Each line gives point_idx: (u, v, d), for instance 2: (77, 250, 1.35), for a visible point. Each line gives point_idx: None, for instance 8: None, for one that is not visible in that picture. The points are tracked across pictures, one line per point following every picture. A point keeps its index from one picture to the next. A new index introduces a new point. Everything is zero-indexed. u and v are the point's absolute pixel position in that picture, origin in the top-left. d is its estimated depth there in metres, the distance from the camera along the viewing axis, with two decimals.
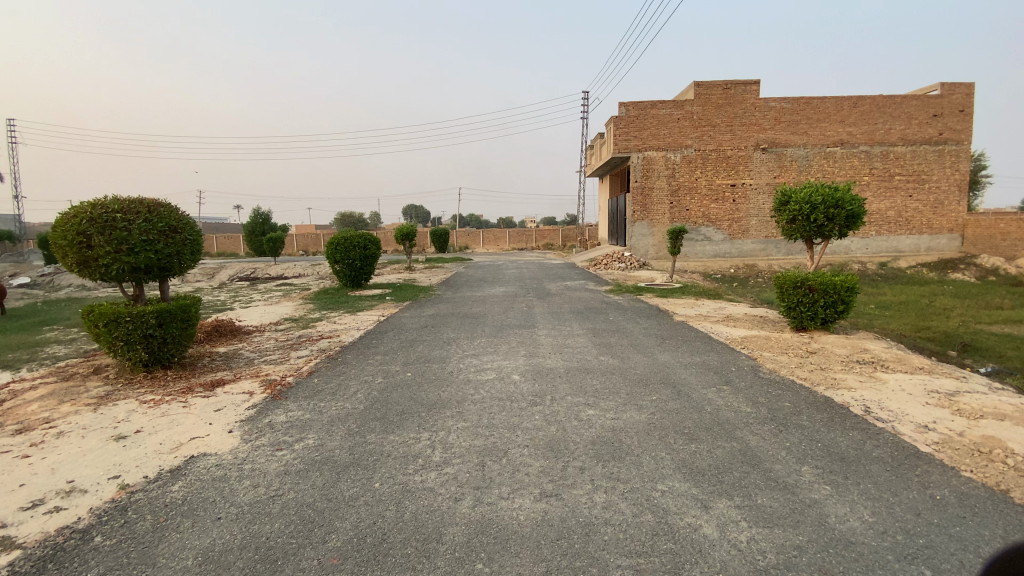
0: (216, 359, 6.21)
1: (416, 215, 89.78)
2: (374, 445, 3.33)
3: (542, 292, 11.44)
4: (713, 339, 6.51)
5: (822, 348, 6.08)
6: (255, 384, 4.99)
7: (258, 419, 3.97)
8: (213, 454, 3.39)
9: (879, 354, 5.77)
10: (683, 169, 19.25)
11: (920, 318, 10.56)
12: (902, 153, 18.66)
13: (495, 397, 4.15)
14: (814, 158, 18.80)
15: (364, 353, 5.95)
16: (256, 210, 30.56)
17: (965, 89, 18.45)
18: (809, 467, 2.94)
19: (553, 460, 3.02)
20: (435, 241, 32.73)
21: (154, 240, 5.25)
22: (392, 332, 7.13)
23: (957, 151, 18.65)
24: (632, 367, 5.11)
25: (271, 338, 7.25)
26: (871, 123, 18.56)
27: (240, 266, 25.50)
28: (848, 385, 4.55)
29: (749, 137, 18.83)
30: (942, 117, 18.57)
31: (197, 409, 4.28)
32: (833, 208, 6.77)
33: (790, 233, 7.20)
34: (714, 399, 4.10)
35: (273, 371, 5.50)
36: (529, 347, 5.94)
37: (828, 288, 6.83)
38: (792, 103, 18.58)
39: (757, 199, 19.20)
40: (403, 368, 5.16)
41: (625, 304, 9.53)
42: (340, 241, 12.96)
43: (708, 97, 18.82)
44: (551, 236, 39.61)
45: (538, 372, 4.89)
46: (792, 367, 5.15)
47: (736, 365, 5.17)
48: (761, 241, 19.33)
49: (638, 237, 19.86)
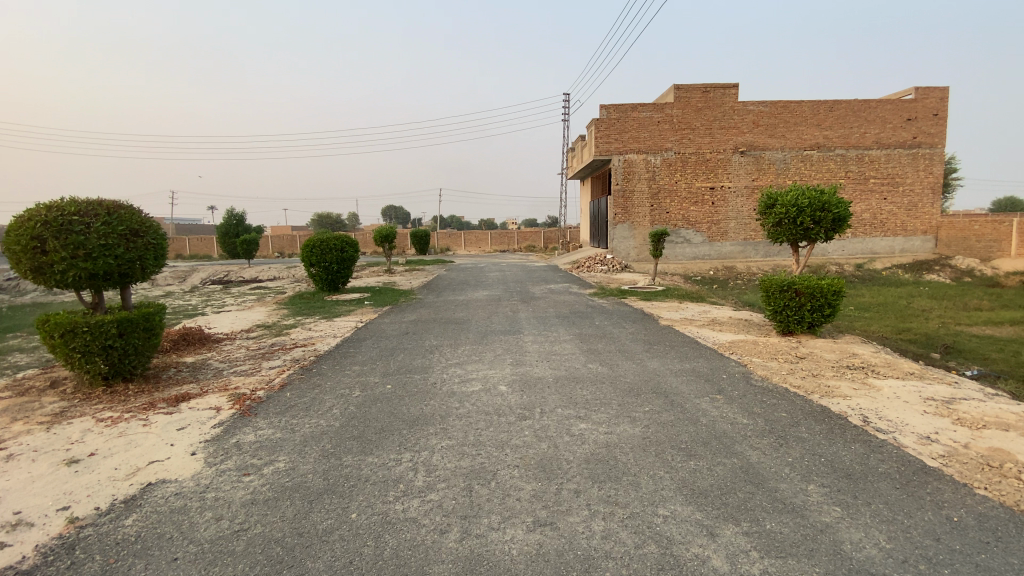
0: (182, 370, 5.83)
1: (396, 216, 89.15)
2: (350, 468, 3.07)
3: (526, 295, 11.26)
4: (702, 344, 6.39)
5: (811, 352, 6.01)
6: (223, 399, 4.66)
7: (225, 439, 3.66)
8: (174, 480, 3.05)
9: (868, 358, 5.72)
10: (664, 171, 19.28)
11: (899, 320, 10.67)
12: (877, 157, 19.02)
13: (480, 411, 3.92)
14: (792, 161, 19.03)
15: (341, 363, 5.65)
16: (230, 210, 29.85)
17: (938, 93, 18.89)
18: (815, 485, 2.80)
19: (545, 483, 2.81)
20: (415, 242, 32.32)
21: (114, 245, 4.87)
22: (371, 340, 6.83)
23: (930, 154, 19.08)
24: (622, 375, 4.93)
25: (242, 347, 6.87)
26: (847, 127, 18.87)
27: (213, 269, 24.69)
28: (843, 393, 4.45)
29: (728, 141, 18.98)
30: (915, 121, 18.99)
31: (159, 428, 3.92)
32: (819, 211, 6.73)
33: (776, 236, 7.14)
34: (708, 409, 3.95)
35: (243, 384, 5.16)
36: (515, 355, 5.72)
37: (815, 292, 6.78)
38: (770, 106, 18.78)
39: (737, 202, 19.35)
40: (382, 380, 4.90)
41: (609, 308, 9.40)
42: (316, 243, 12.50)
43: (688, 100, 18.87)
44: (532, 238, 39.56)
45: (525, 382, 4.67)
46: (784, 374, 5.04)
47: (727, 373, 5.04)
48: (740, 243, 19.49)
49: (619, 240, 19.83)
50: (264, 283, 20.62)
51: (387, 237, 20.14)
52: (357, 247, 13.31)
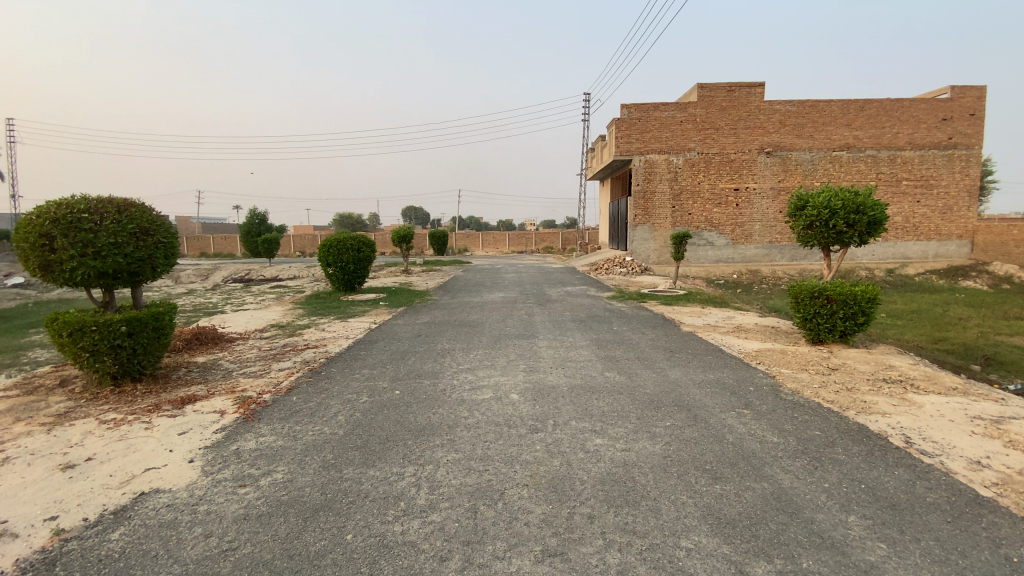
0: (192, 370, 5.77)
1: (415, 218, 90.08)
2: (350, 482, 2.90)
3: (542, 298, 11.04)
4: (725, 353, 6.08)
5: (843, 364, 5.65)
6: (228, 402, 4.54)
7: (224, 446, 3.52)
8: (168, 490, 2.92)
9: (906, 371, 5.34)
10: (686, 172, 18.84)
11: (935, 329, 10.14)
12: (910, 158, 18.29)
13: (490, 422, 3.72)
14: (820, 162, 18.42)
15: (350, 366, 5.51)
16: (253, 210, 30.33)
17: (975, 92, 18.08)
18: (856, 517, 2.53)
19: (557, 506, 2.59)
20: (433, 243, 32.37)
21: (124, 243, 4.81)
22: (382, 342, 6.68)
23: (967, 156, 18.28)
24: (641, 385, 4.67)
25: (254, 348, 6.80)
26: (878, 127, 18.20)
27: (235, 267, 25.00)
28: (880, 410, 4.12)
29: (754, 141, 18.47)
30: (951, 121, 18.21)
31: (160, 432, 3.81)
32: (853, 213, 6.36)
33: (806, 239, 6.79)
34: (734, 426, 3.69)
35: (251, 386, 5.04)
36: (529, 361, 5.50)
37: (848, 299, 6.41)
38: (798, 106, 18.22)
39: (762, 204, 18.81)
40: (391, 385, 4.73)
41: (629, 313, 9.12)
42: (332, 243, 12.45)
43: (712, 99, 18.41)
44: (550, 240, 39.33)
45: (538, 391, 4.45)
46: (816, 388, 4.71)
47: (754, 385, 4.74)
48: (765, 246, 18.94)
49: (639, 241, 19.45)
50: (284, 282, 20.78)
51: (405, 238, 20.10)
52: (373, 247, 13.25)
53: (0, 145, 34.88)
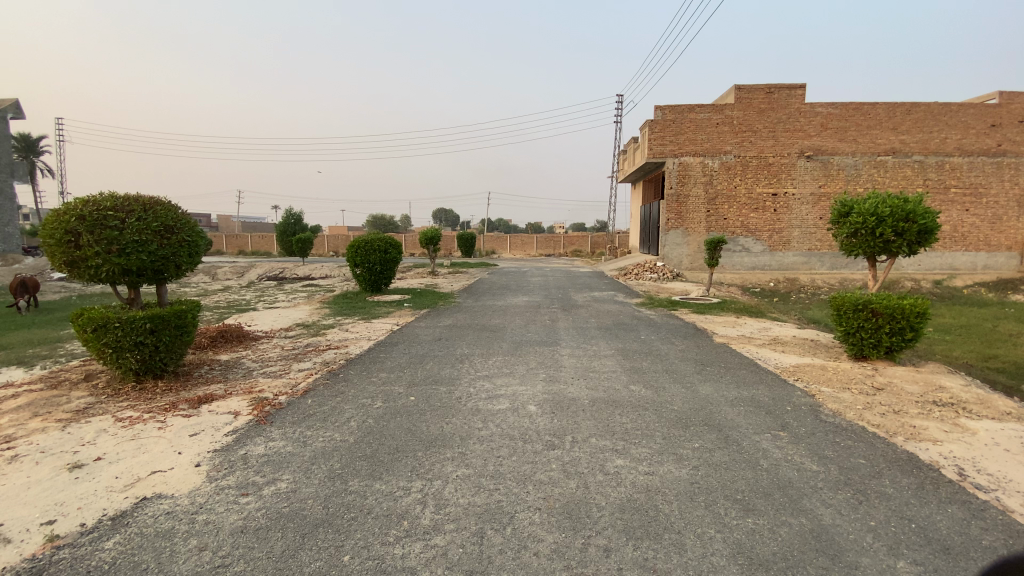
0: (214, 368, 5.80)
1: (445, 219, 91.02)
2: (353, 496, 2.76)
3: (568, 303, 10.81)
4: (760, 368, 5.72)
5: (889, 383, 5.22)
6: (243, 403, 4.48)
7: (232, 451, 3.45)
8: (170, 496, 2.86)
9: (959, 393, 4.89)
10: (722, 176, 18.27)
11: (985, 346, 9.44)
12: (958, 164, 17.24)
13: (506, 435, 3.54)
14: (863, 167, 17.58)
15: (368, 369, 5.41)
16: (289, 210, 31.03)
17: None
18: (908, 564, 2.22)
19: (569, 535, 2.39)
20: (462, 245, 32.50)
21: (148, 241, 4.86)
22: (403, 345, 6.58)
23: (1017, 164, 17.19)
24: (668, 401, 4.40)
25: (277, 347, 6.80)
26: (925, 131, 17.25)
27: (269, 266, 25.56)
28: (932, 436, 3.74)
29: (793, 144, 17.75)
30: (1000, 128, 17.12)
31: (172, 433, 3.77)
32: (903, 221, 5.91)
33: (850, 248, 6.38)
34: (771, 451, 3.40)
35: (268, 387, 4.99)
36: (550, 370, 5.28)
37: (896, 313, 5.96)
38: (841, 108, 17.45)
39: (801, 210, 18.07)
40: (406, 391, 4.59)
41: (657, 321, 8.80)
42: (361, 243, 12.51)
43: (750, 101, 17.80)
44: (579, 243, 38.97)
45: (557, 403, 4.23)
46: (860, 410, 4.34)
47: (792, 405, 4.39)
48: (803, 254, 18.19)
49: (671, 246, 18.97)
50: (315, 281, 21.11)
51: (433, 239, 20.15)
52: (401, 248, 13.27)
53: (57, 146, 36.83)
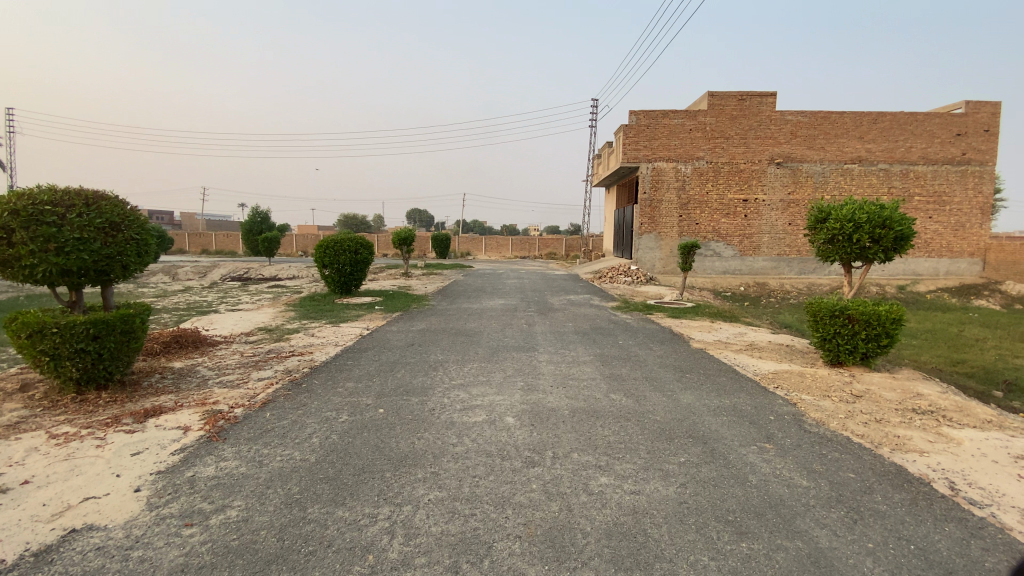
0: (166, 377, 5.38)
1: (418, 219, 90.37)
2: (313, 526, 2.48)
3: (544, 306, 10.65)
4: (740, 374, 5.64)
5: (867, 391, 5.19)
6: (195, 416, 4.12)
7: (178, 473, 3.11)
8: (103, 527, 2.52)
9: (936, 400, 4.89)
10: (694, 181, 18.47)
11: (952, 350, 9.66)
12: (923, 173, 17.86)
13: (482, 451, 3.30)
14: (831, 174, 18.00)
15: (334, 378, 5.09)
16: (256, 208, 30.04)
17: (990, 108, 17.69)
18: None
19: (553, 567, 2.17)
20: (436, 246, 32.11)
21: (91, 239, 4.45)
22: (372, 352, 6.26)
23: (980, 172, 17.86)
24: (650, 411, 4.24)
25: (236, 353, 6.39)
26: (891, 140, 17.79)
27: (234, 266, 24.65)
28: (917, 447, 3.67)
29: (763, 151, 18.07)
30: (965, 136, 17.78)
31: (111, 452, 3.40)
32: (879, 228, 5.94)
33: (827, 254, 6.39)
34: (758, 465, 3.26)
35: (224, 398, 4.63)
36: (527, 378, 5.07)
37: (872, 320, 5.98)
38: (810, 116, 17.84)
39: (770, 216, 18.38)
40: (375, 402, 4.31)
41: (635, 325, 8.70)
42: (330, 243, 12.06)
43: (723, 107, 18.02)
44: (555, 246, 39.01)
45: (536, 415, 4.01)
46: (842, 419, 4.27)
47: (775, 415, 4.29)
48: (772, 259, 18.49)
49: (645, 250, 19.05)
50: (283, 282, 20.42)
51: (406, 240, 19.72)
52: (372, 249, 12.87)
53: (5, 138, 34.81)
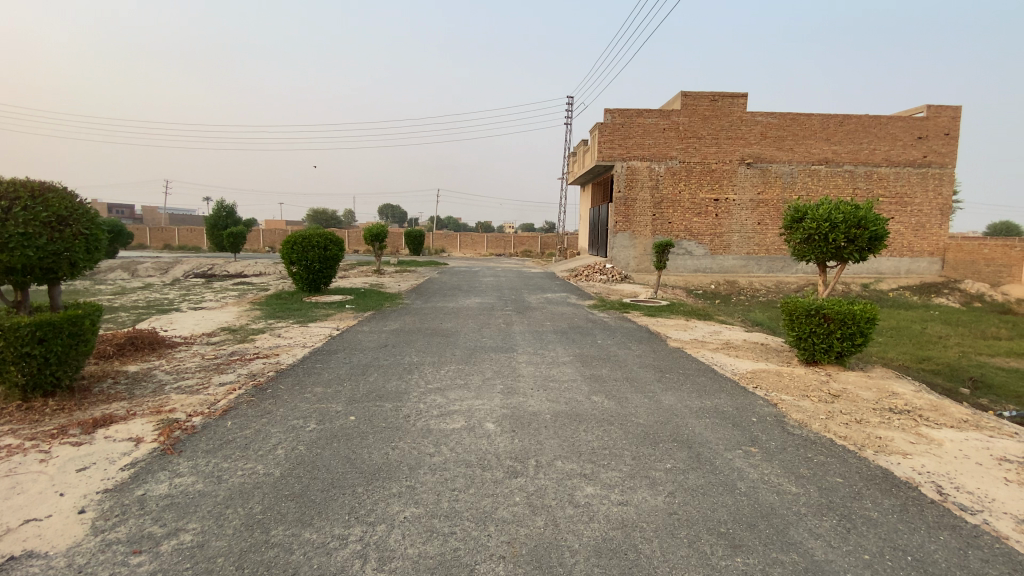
0: (119, 382, 5.00)
1: (390, 215, 89.22)
2: (277, 551, 2.26)
3: (521, 305, 10.50)
4: (719, 374, 5.59)
5: (844, 390, 5.21)
6: (148, 425, 3.79)
7: (128, 491, 2.82)
8: (41, 555, 2.24)
9: (911, 399, 4.93)
10: (668, 180, 18.60)
11: (917, 347, 9.93)
12: (886, 174, 18.41)
13: (460, 462, 3.12)
14: (799, 175, 18.39)
15: (302, 382, 4.81)
16: (220, 202, 29.00)
17: (950, 112, 18.34)
18: None
19: None
20: (409, 242, 31.62)
21: (36, 234, 4.06)
22: (342, 354, 5.99)
23: (940, 174, 18.52)
24: (633, 414, 4.13)
25: (197, 356, 6.02)
26: (856, 142, 18.28)
27: (197, 262, 23.70)
28: (899, 449, 3.67)
29: (734, 152, 18.32)
30: (926, 140, 18.40)
31: (53, 466, 3.07)
32: (854, 228, 5.98)
33: (802, 253, 6.42)
34: (746, 470, 3.18)
35: (181, 405, 4.30)
36: (507, 380, 4.89)
37: (846, 319, 6.02)
38: (779, 118, 18.17)
39: (741, 215, 18.67)
40: (345, 409, 4.07)
41: (612, 324, 8.63)
42: (297, 240, 11.61)
43: (696, 107, 18.18)
44: (529, 243, 38.97)
45: (517, 420, 3.85)
46: (823, 420, 4.25)
47: (757, 416, 4.24)
48: (742, 257, 18.80)
49: (619, 249, 19.11)
50: (249, 279, 19.72)
51: (378, 236, 19.28)
52: (342, 245, 12.47)
53: None
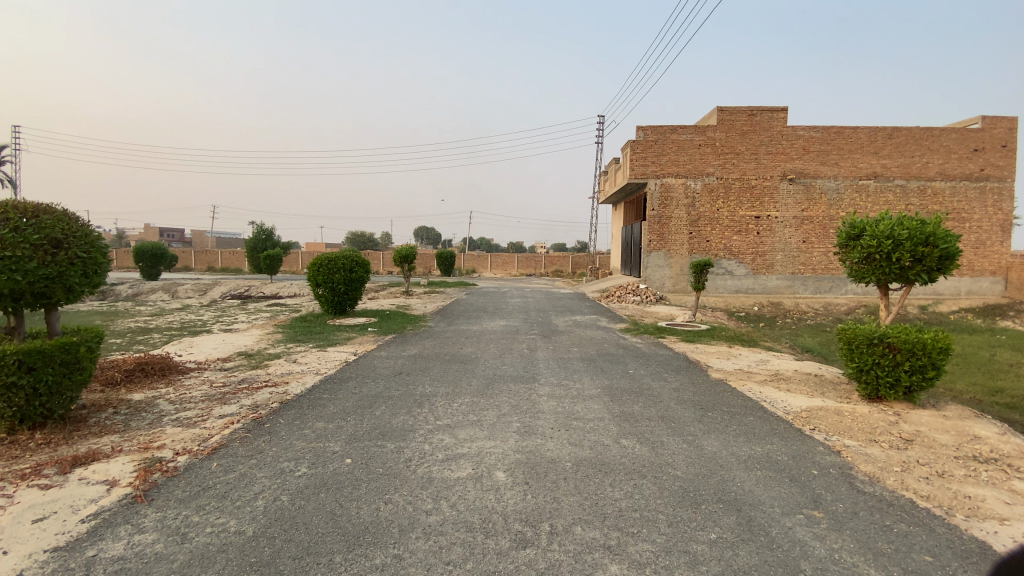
0: (119, 413, 4.76)
1: (425, 237, 90.99)
2: None
3: (547, 328, 10.00)
4: (768, 412, 4.94)
5: (918, 433, 4.47)
6: (129, 466, 3.48)
7: (79, 551, 2.48)
8: None
9: (998, 444, 4.14)
10: (705, 198, 17.88)
11: (987, 378, 8.87)
12: (940, 189, 17.16)
13: (460, 524, 2.65)
14: (845, 191, 17.36)
15: (304, 416, 4.45)
16: (260, 224, 29.85)
17: (1008, 123, 17.03)
18: None
19: None
20: (441, 263, 31.68)
21: (25, 258, 3.91)
22: (354, 382, 5.62)
23: (1000, 189, 17.16)
24: (669, 463, 3.55)
25: (205, 383, 5.77)
26: (907, 156, 17.16)
27: (235, 283, 24.22)
28: (995, 513, 2.92)
29: (775, 167, 17.50)
30: (983, 152, 17.10)
31: (8, 516, 2.77)
32: (922, 245, 5.27)
33: (861, 275, 5.75)
34: (810, 544, 2.59)
35: (172, 441, 3.99)
36: (525, 418, 4.39)
37: (915, 349, 5.27)
38: (822, 131, 17.30)
39: (783, 233, 17.73)
40: (343, 450, 3.65)
41: (647, 351, 8.01)
42: (323, 262, 11.54)
43: (732, 123, 17.52)
44: (561, 263, 38.47)
45: (532, 468, 3.36)
46: (898, 473, 3.55)
47: (818, 468, 3.59)
48: (786, 277, 17.77)
49: (653, 268, 18.37)
50: (283, 300, 19.94)
51: (408, 258, 19.20)
52: (368, 267, 12.34)
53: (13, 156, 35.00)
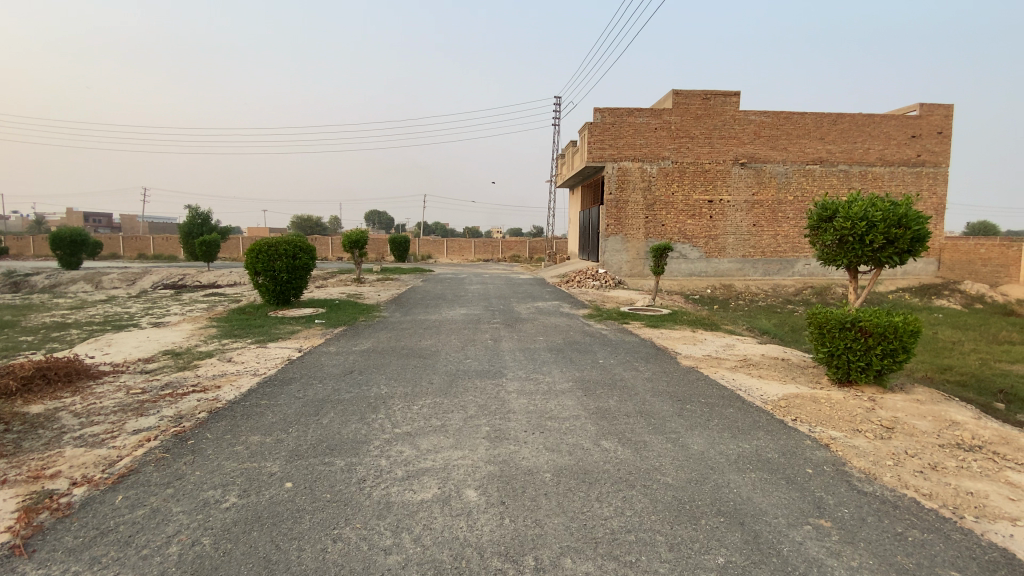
0: (8, 432, 3.95)
1: (377, 222, 88.37)
2: None
3: (509, 316, 9.58)
4: (747, 403, 4.71)
5: (896, 419, 4.35)
6: (8, 505, 2.78)
7: None
8: None
9: (977, 430, 4.06)
10: (660, 182, 17.85)
11: (933, 356, 9.17)
12: (880, 174, 17.85)
13: (427, 564, 2.19)
14: (793, 175, 17.76)
15: (237, 429, 3.82)
16: (194, 208, 27.69)
17: (943, 110, 17.83)
18: None
19: None
20: (394, 248, 30.58)
21: None
22: (297, 384, 4.99)
23: (934, 174, 18.05)
24: (657, 469, 3.20)
25: (122, 390, 4.98)
26: (850, 142, 17.70)
27: (167, 272, 22.35)
28: (1004, 513, 2.74)
29: (728, 151, 17.65)
30: (920, 138, 17.89)
31: None
32: (894, 227, 5.15)
33: (831, 258, 5.63)
34: (827, 563, 2.29)
35: (70, 467, 3.28)
36: (494, 420, 3.96)
37: (887, 332, 5.18)
38: (772, 117, 17.54)
39: (735, 216, 17.98)
40: (283, 471, 3.09)
41: (614, 339, 7.73)
42: (262, 248, 10.57)
43: (687, 107, 17.50)
44: (518, 248, 38.10)
45: (507, 483, 2.93)
46: (893, 468, 3.36)
47: (812, 466, 3.34)
48: (737, 260, 18.10)
49: (611, 252, 18.24)
50: (222, 290, 18.52)
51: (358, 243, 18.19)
52: (313, 253, 11.46)
53: None
